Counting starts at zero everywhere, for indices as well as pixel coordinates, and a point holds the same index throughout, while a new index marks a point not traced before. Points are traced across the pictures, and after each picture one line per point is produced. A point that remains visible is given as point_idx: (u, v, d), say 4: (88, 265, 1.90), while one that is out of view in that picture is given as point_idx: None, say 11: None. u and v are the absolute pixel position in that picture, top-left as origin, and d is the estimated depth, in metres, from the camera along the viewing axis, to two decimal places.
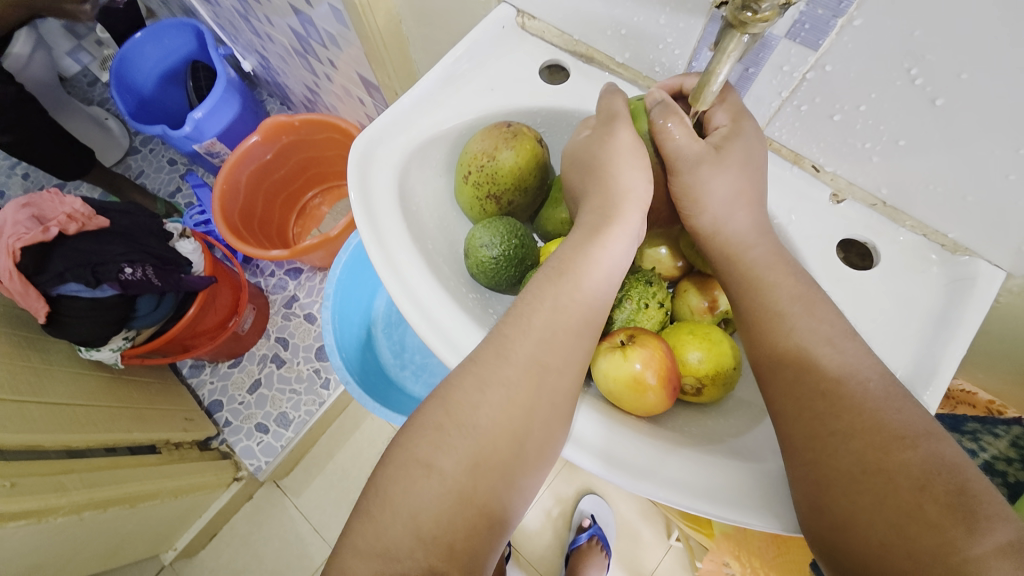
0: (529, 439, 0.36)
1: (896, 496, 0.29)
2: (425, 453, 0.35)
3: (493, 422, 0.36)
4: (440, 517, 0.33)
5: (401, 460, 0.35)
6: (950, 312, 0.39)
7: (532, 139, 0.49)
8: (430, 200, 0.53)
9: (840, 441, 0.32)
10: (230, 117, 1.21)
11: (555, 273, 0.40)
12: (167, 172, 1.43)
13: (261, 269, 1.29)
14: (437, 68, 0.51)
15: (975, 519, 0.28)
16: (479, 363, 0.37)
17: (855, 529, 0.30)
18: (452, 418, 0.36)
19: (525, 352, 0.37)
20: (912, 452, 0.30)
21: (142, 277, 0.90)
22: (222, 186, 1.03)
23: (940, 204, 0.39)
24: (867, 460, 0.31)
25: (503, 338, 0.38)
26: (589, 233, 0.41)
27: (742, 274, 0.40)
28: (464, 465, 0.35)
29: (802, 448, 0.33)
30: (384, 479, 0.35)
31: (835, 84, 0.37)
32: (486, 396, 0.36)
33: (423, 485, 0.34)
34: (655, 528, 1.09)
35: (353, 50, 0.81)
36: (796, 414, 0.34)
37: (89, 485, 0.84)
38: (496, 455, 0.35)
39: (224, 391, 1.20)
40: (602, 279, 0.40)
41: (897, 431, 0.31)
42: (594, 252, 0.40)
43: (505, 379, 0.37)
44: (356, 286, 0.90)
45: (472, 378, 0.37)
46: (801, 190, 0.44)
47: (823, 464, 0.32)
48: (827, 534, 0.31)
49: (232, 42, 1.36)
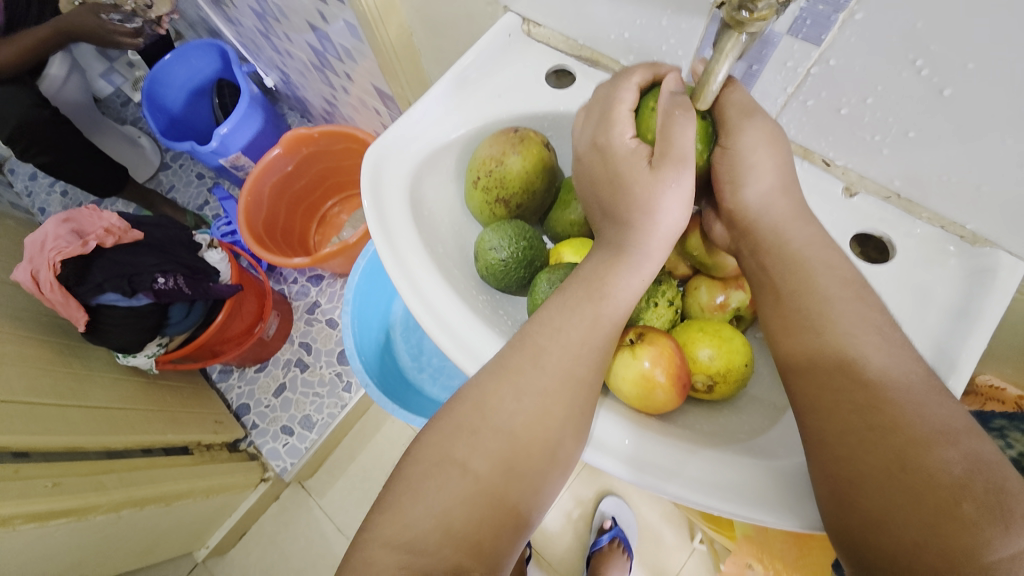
0: (556, 444, 0.37)
1: (935, 495, 0.29)
2: (462, 453, 0.36)
3: (526, 429, 0.37)
4: (471, 515, 0.34)
5: (436, 458, 0.36)
6: (971, 303, 0.38)
7: (538, 143, 0.50)
8: (441, 206, 0.54)
9: (881, 437, 0.32)
10: (254, 131, 1.26)
11: (591, 292, 0.40)
12: (195, 186, 1.50)
13: (284, 276, 1.33)
14: (445, 78, 0.53)
15: (1011, 517, 0.28)
16: (514, 369, 0.38)
17: (888, 525, 0.30)
18: (490, 423, 0.37)
19: (562, 362, 0.38)
20: (952, 449, 0.30)
21: (174, 286, 0.95)
22: (247, 197, 1.07)
23: (955, 195, 0.38)
24: (904, 456, 0.31)
25: (539, 346, 0.39)
26: (613, 249, 0.41)
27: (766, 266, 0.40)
28: (497, 466, 0.36)
29: (833, 441, 0.33)
30: (419, 474, 0.36)
31: (840, 78, 0.37)
32: (524, 404, 0.37)
33: (456, 484, 0.35)
34: (677, 530, 1.07)
35: (368, 63, 0.83)
36: (829, 410, 0.34)
37: (126, 483, 0.89)
38: (529, 462, 0.36)
39: (251, 395, 1.25)
40: (634, 293, 0.40)
41: (926, 429, 0.31)
42: (628, 279, 0.40)
43: (543, 389, 0.37)
44: (374, 291, 0.92)
45: (509, 386, 0.37)
46: (812, 185, 0.44)
47: (856, 459, 0.32)
48: (857, 531, 0.31)
49: (255, 59, 1.42)
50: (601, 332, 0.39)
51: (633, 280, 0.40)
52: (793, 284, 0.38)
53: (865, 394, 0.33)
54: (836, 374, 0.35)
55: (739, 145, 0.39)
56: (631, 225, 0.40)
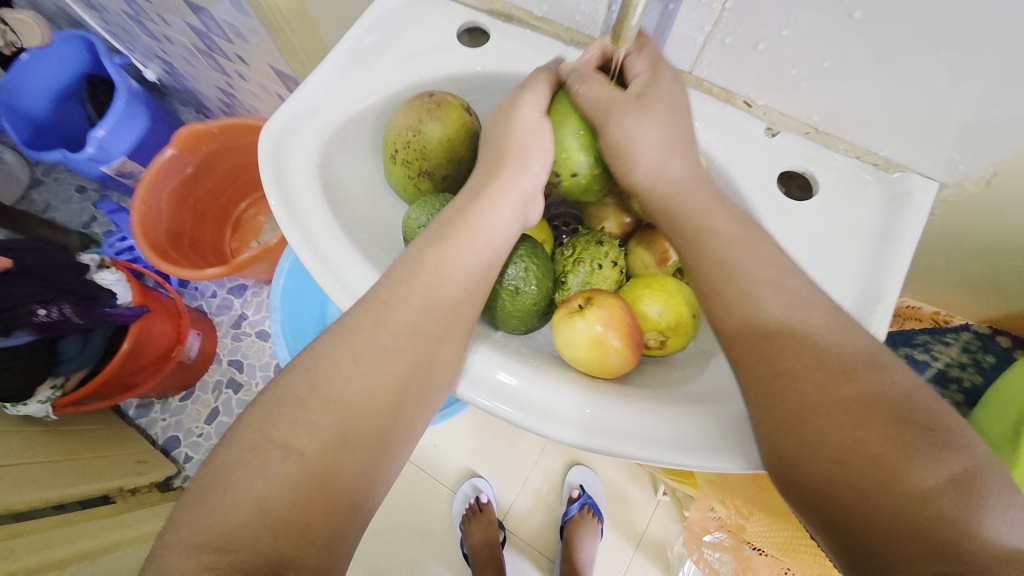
0: (401, 414, 0.34)
1: (846, 434, 0.29)
2: (282, 433, 0.31)
3: (361, 395, 0.33)
4: (291, 500, 0.29)
5: (251, 441, 0.30)
6: (890, 228, 0.40)
7: (458, 108, 0.46)
8: (359, 187, 0.49)
9: (788, 383, 0.31)
10: (140, 133, 1.10)
11: (434, 235, 0.38)
12: (76, 202, 1.30)
13: (200, 291, 1.20)
14: (343, 43, 0.47)
15: (921, 448, 0.28)
16: (350, 330, 0.34)
17: (809, 463, 0.30)
18: (319, 394, 0.32)
19: (404, 319, 0.35)
20: (851, 385, 0.30)
21: (60, 317, 0.83)
22: (141, 208, 0.94)
23: (870, 123, 0.39)
24: (829, 392, 0.30)
25: (381, 301, 0.35)
26: (471, 197, 0.40)
27: (681, 230, 0.39)
28: (325, 442, 0.31)
29: (758, 390, 0.32)
30: (229, 464, 0.30)
31: (756, 12, 0.36)
32: (361, 368, 0.34)
33: (277, 469, 0.30)
34: (642, 487, 1.10)
35: (262, 42, 0.74)
36: (746, 358, 0.33)
37: (37, 547, 0.74)
38: (365, 432, 0.33)
39: (179, 426, 1.13)
40: (486, 241, 0.39)
41: (840, 364, 0.31)
42: (471, 216, 0.39)
43: (382, 349, 0.34)
44: (303, 294, 0.85)
45: (345, 349, 0.34)
46: (735, 128, 0.44)
47: (772, 405, 0.32)
48: (780, 474, 0.31)
49: (127, 50, 1.23)
50: (448, 280, 0.37)
51: (483, 219, 0.39)
52: (691, 244, 0.38)
53: (767, 344, 0.33)
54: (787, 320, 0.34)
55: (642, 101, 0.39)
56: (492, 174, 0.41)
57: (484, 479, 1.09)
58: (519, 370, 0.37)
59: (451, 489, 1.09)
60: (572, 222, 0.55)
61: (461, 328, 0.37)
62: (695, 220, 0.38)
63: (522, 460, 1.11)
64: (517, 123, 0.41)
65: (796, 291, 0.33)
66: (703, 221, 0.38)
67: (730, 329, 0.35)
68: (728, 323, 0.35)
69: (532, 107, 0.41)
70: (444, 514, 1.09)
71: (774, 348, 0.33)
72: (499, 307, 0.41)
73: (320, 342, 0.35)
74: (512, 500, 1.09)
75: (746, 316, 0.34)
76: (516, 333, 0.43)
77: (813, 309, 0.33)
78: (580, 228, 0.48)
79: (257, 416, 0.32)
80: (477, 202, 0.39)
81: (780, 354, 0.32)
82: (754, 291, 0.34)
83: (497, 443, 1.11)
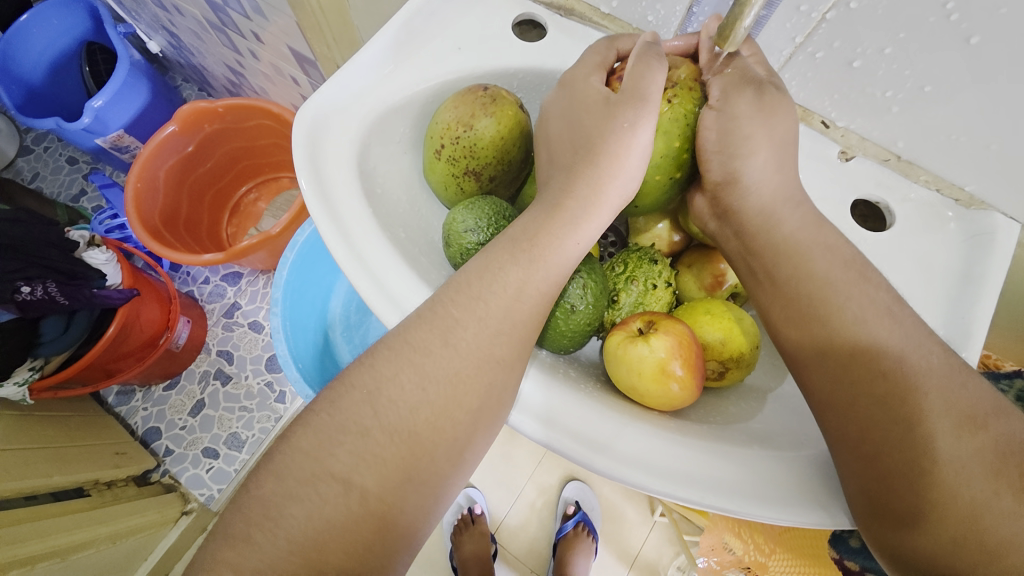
0: (470, 438, 0.32)
1: (972, 490, 0.25)
2: (344, 467, 0.28)
3: (429, 424, 0.30)
4: (349, 544, 0.27)
5: (307, 472, 0.28)
6: (973, 268, 0.37)
7: (513, 104, 0.42)
8: (395, 181, 0.45)
9: (907, 431, 0.28)
10: (139, 106, 1.04)
11: (521, 253, 0.34)
12: (66, 173, 1.23)
13: (193, 276, 1.14)
14: (391, 25, 0.43)
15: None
16: (418, 350, 0.31)
17: (927, 523, 0.26)
18: (382, 422, 0.30)
19: (479, 342, 0.32)
20: (984, 433, 0.26)
21: (44, 296, 0.76)
22: (136, 184, 0.88)
23: (959, 155, 0.37)
24: (931, 451, 0.27)
25: (451, 321, 0.32)
26: (550, 211, 0.36)
27: (777, 245, 0.36)
28: (390, 478, 0.29)
29: (853, 440, 0.29)
30: (281, 496, 0.27)
31: (857, 27, 0.33)
32: (428, 395, 0.31)
33: (336, 506, 0.27)
34: (638, 506, 1.05)
35: (283, 20, 0.70)
36: (846, 406, 0.30)
37: (6, 542, 0.70)
38: (431, 465, 0.30)
39: (161, 417, 1.06)
40: (572, 262, 0.36)
41: (966, 409, 0.27)
42: (566, 240, 0.35)
43: (452, 377, 0.31)
44: (307, 287, 0.80)
45: (412, 372, 0.31)
46: (810, 149, 0.41)
47: (880, 457, 0.28)
48: (892, 537, 0.27)
49: (133, 19, 1.17)
50: (529, 304, 0.34)
51: (570, 243, 0.35)
52: (788, 270, 0.35)
53: (884, 384, 0.29)
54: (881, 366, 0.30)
55: (727, 114, 0.36)
56: (576, 178, 0.36)
57: (479, 489, 1.03)
58: (534, 376, 0.35)
59: None
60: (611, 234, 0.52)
61: (526, 351, 0.34)
62: (779, 243, 0.36)
63: (518, 474, 1.05)
64: (629, 146, 0.36)
65: (889, 331, 0.31)
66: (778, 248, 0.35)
67: (825, 361, 0.32)
68: (823, 367, 0.32)
69: (647, 128, 0.36)
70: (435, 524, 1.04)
71: (890, 391, 0.29)
72: (550, 325, 0.38)
73: (379, 358, 0.31)
74: (505, 513, 1.04)
75: (859, 344, 0.31)
76: (561, 353, 0.41)
77: (913, 356, 0.29)
78: (630, 243, 0.45)
79: (313, 441, 0.29)
80: (573, 226, 0.35)
81: (899, 397, 0.28)
82: (847, 327, 0.31)
83: (492, 452, 1.04)
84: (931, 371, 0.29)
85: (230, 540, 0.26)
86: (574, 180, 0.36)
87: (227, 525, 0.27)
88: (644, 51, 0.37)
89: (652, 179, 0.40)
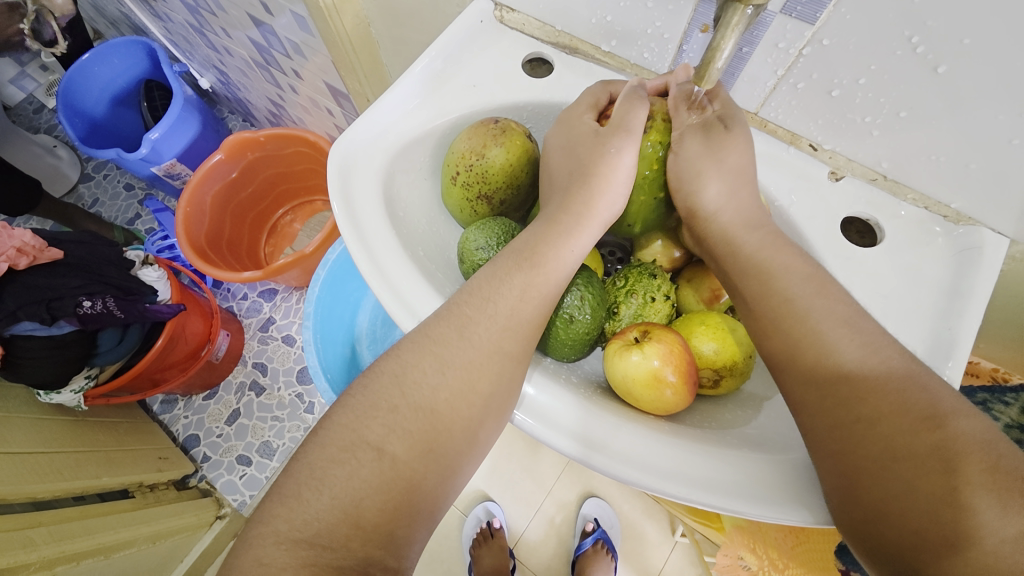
0: (482, 429, 0.35)
1: (928, 482, 0.28)
2: (377, 436, 0.32)
3: (447, 404, 0.34)
4: (383, 503, 0.31)
5: (347, 441, 0.32)
6: (961, 282, 0.39)
7: (521, 134, 0.47)
8: (416, 204, 0.50)
9: (866, 428, 0.30)
10: (190, 136, 1.14)
11: (524, 262, 0.39)
12: (123, 198, 1.35)
13: (233, 292, 1.23)
14: (415, 69, 0.49)
15: (1009, 494, 0.26)
16: (436, 341, 0.36)
17: (892, 516, 0.28)
18: (409, 400, 0.34)
19: (490, 336, 0.36)
20: (937, 433, 0.28)
21: (103, 310, 0.84)
22: (186, 208, 0.97)
23: (942, 175, 0.39)
24: (894, 446, 0.29)
25: (464, 317, 0.37)
26: (558, 230, 0.41)
27: (751, 259, 0.39)
28: (415, 457, 0.32)
29: (826, 437, 0.32)
30: (325, 460, 0.31)
31: (832, 60, 0.36)
32: (446, 378, 0.35)
33: (370, 469, 0.31)
34: (659, 524, 1.03)
35: (319, 58, 0.77)
36: (818, 406, 0.33)
37: (57, 537, 0.76)
38: (449, 440, 0.34)
39: (200, 424, 1.13)
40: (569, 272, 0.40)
41: (923, 410, 0.29)
42: (563, 249, 0.40)
43: (467, 363, 0.35)
44: (336, 303, 0.85)
45: (432, 359, 0.35)
46: (799, 170, 0.44)
47: (851, 453, 0.30)
48: (860, 524, 0.29)
49: (187, 59, 1.30)
50: (527, 300, 0.38)
51: (567, 251, 0.40)
52: (775, 275, 0.37)
53: (847, 388, 0.32)
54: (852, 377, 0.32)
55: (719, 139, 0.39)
56: (572, 200, 0.42)
57: (498, 503, 1.04)
58: (541, 382, 0.38)
59: (463, 511, 1.05)
60: (619, 251, 0.56)
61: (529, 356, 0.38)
62: (764, 252, 0.38)
63: (537, 488, 1.06)
64: (615, 165, 0.42)
65: (861, 339, 0.33)
66: (760, 264, 0.38)
67: (799, 365, 0.34)
68: (798, 363, 0.34)
69: (630, 151, 0.42)
70: (454, 537, 1.04)
71: (851, 395, 0.32)
72: (551, 334, 0.42)
73: (404, 349, 0.36)
74: (524, 528, 1.04)
75: (818, 360, 0.33)
76: (566, 360, 0.44)
77: (879, 359, 0.32)
78: (632, 259, 0.48)
79: (350, 416, 0.33)
80: (568, 237, 0.40)
81: (852, 403, 0.31)
82: (826, 331, 0.34)
83: (513, 464, 1.06)
84: (895, 375, 0.31)
85: (282, 497, 0.30)
86: (571, 201, 0.42)
87: (279, 486, 0.31)
88: (628, 91, 0.43)
89: (638, 199, 0.46)
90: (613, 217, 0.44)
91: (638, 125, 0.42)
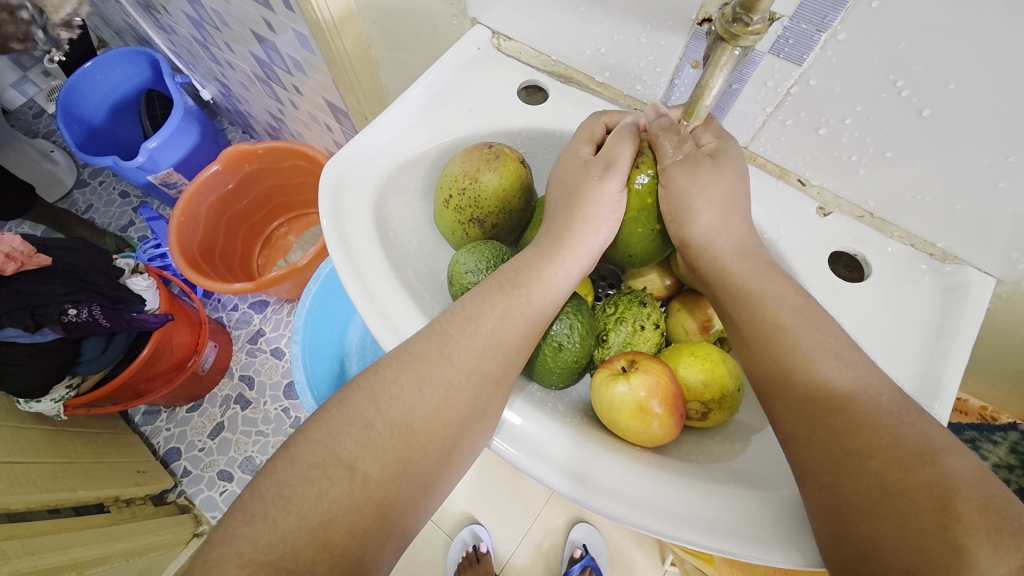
0: (458, 448, 0.35)
1: (921, 520, 0.27)
2: (349, 454, 0.31)
3: (423, 423, 0.34)
4: (353, 525, 0.30)
5: (318, 458, 0.31)
6: (946, 321, 0.39)
7: (515, 160, 0.47)
8: (408, 225, 0.50)
9: (859, 461, 0.30)
10: (188, 146, 1.14)
11: (507, 284, 0.39)
12: (118, 205, 1.35)
13: (223, 303, 1.22)
14: (410, 91, 0.49)
15: (999, 535, 0.25)
16: (417, 357, 0.35)
17: (883, 554, 0.27)
18: (384, 417, 0.33)
19: (470, 354, 0.36)
20: (932, 469, 0.28)
21: (88, 318, 0.81)
22: (180, 218, 0.96)
23: (928, 214, 0.39)
24: (885, 482, 0.29)
25: (446, 335, 0.36)
26: (544, 254, 0.41)
27: (741, 287, 0.39)
28: (388, 474, 0.32)
29: (817, 470, 0.31)
30: (294, 478, 0.30)
31: (819, 99, 0.37)
32: (424, 396, 0.34)
33: (341, 489, 0.30)
34: (648, 553, 1.00)
35: (320, 76, 0.78)
36: (807, 434, 0.33)
37: (29, 552, 0.73)
38: (425, 461, 0.33)
39: (182, 437, 1.10)
40: (554, 297, 0.40)
41: (914, 446, 0.29)
42: (546, 273, 0.40)
43: (445, 381, 0.35)
44: (325, 317, 0.84)
45: (411, 376, 0.35)
46: (789, 204, 0.45)
47: (842, 486, 0.30)
48: (851, 560, 0.28)
49: (190, 70, 1.31)
50: (513, 325, 0.38)
51: (551, 275, 0.40)
52: (776, 300, 0.37)
53: (840, 418, 0.32)
54: (835, 414, 0.32)
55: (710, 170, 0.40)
56: (573, 218, 0.41)
57: (485, 526, 1.02)
58: (527, 409, 0.38)
59: (448, 534, 1.03)
60: (609, 277, 0.56)
61: (511, 378, 0.37)
62: (748, 283, 0.39)
63: (525, 511, 1.03)
64: (597, 195, 0.41)
65: (851, 372, 0.33)
66: (751, 290, 0.38)
67: (792, 393, 0.34)
68: (792, 390, 0.34)
69: (616, 181, 0.41)
70: (438, 562, 1.01)
71: (846, 425, 0.31)
72: (539, 361, 0.42)
73: (383, 366, 0.35)
74: (511, 553, 1.01)
75: (813, 384, 0.33)
76: (552, 388, 0.44)
77: (865, 391, 0.32)
78: (622, 286, 0.48)
79: (324, 432, 0.32)
80: (553, 263, 0.40)
81: (850, 434, 0.31)
82: (818, 362, 0.34)
83: (502, 487, 1.04)
84: (883, 407, 0.31)
85: (246, 517, 0.29)
86: (556, 223, 0.42)
87: (244, 505, 0.30)
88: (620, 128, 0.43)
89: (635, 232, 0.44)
90: (603, 250, 0.43)
91: (624, 159, 0.41)
